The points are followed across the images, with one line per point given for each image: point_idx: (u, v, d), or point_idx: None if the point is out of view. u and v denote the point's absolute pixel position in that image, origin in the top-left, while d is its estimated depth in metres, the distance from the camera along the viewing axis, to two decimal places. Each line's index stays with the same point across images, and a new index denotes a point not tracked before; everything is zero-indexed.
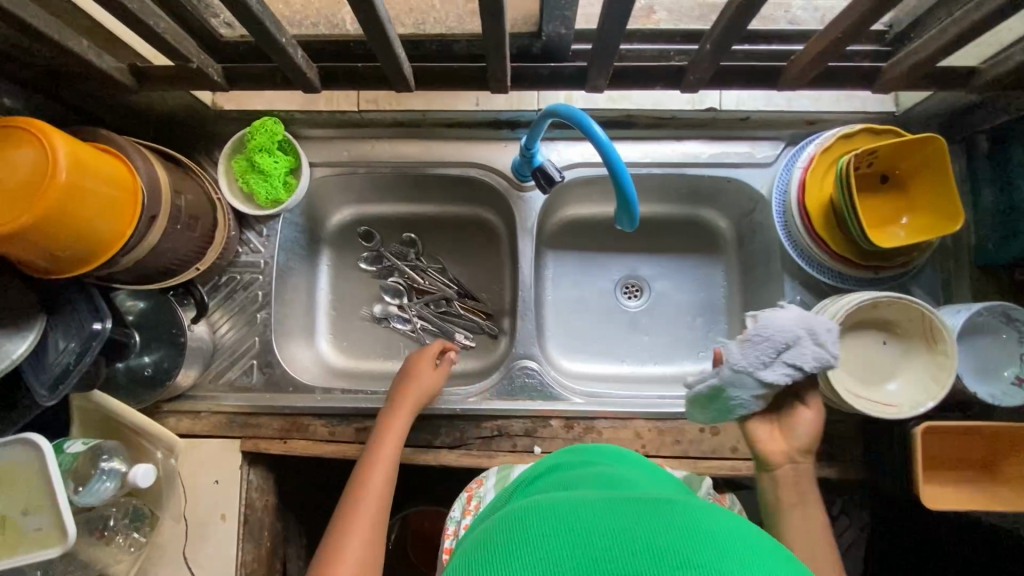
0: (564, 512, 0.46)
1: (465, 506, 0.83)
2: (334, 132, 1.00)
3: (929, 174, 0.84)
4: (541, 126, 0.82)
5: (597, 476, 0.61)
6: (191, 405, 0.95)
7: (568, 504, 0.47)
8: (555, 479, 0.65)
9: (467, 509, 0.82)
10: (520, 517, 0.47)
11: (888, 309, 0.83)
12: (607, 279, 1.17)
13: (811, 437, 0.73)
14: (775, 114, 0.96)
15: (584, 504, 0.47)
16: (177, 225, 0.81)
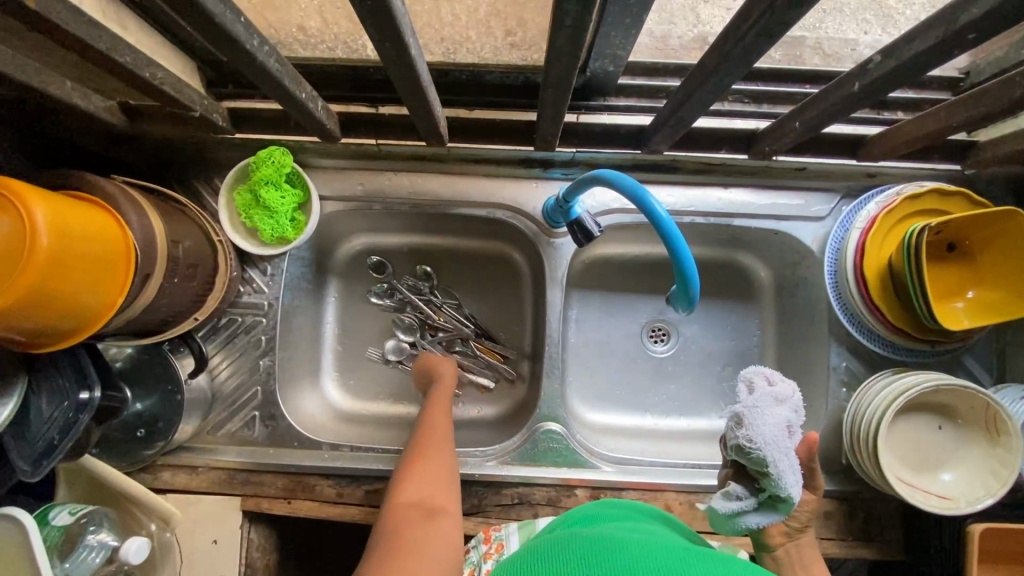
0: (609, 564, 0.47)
1: (483, 550, 0.79)
2: (347, 162, 0.90)
3: (1005, 247, 0.77)
4: (584, 183, 0.74)
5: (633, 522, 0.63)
6: (187, 458, 0.87)
7: (610, 539, 0.52)
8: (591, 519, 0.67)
9: (487, 554, 0.78)
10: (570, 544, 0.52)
11: (948, 394, 0.77)
12: (634, 322, 1.10)
13: (806, 515, 0.73)
14: (834, 166, 0.87)
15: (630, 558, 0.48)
16: (175, 277, 0.73)
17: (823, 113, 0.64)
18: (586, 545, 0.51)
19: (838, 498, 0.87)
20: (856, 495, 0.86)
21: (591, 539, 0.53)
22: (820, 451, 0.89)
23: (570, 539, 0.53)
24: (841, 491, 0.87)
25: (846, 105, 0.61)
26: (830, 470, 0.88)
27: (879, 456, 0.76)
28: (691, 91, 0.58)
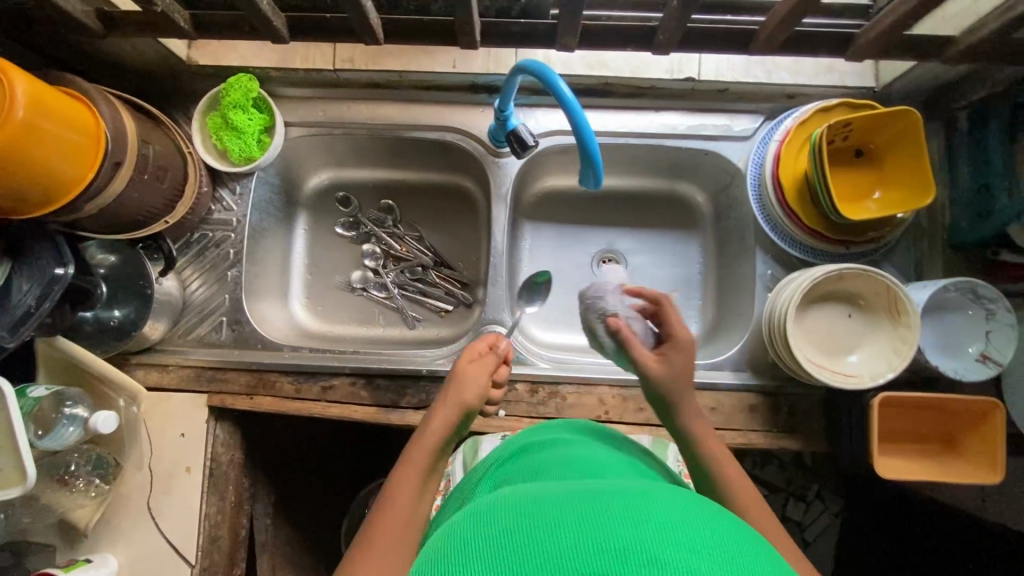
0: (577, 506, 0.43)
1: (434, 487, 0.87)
2: (310, 91, 0.99)
3: (903, 148, 0.84)
4: (511, 86, 0.80)
5: (569, 459, 0.62)
6: (159, 358, 0.95)
7: (537, 500, 0.45)
8: (532, 458, 0.65)
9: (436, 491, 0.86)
10: (496, 511, 0.45)
11: (854, 280, 0.83)
12: (584, 252, 1.15)
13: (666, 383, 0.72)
14: (754, 85, 0.94)
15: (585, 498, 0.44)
16: (143, 174, 0.81)
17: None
18: (506, 514, 0.44)
19: (763, 393, 0.92)
20: (780, 389, 0.92)
21: (516, 503, 0.45)
22: (748, 352, 0.94)
23: (498, 506, 0.46)
24: (766, 385, 0.92)
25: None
26: (756, 367, 0.94)
27: (790, 340, 0.81)
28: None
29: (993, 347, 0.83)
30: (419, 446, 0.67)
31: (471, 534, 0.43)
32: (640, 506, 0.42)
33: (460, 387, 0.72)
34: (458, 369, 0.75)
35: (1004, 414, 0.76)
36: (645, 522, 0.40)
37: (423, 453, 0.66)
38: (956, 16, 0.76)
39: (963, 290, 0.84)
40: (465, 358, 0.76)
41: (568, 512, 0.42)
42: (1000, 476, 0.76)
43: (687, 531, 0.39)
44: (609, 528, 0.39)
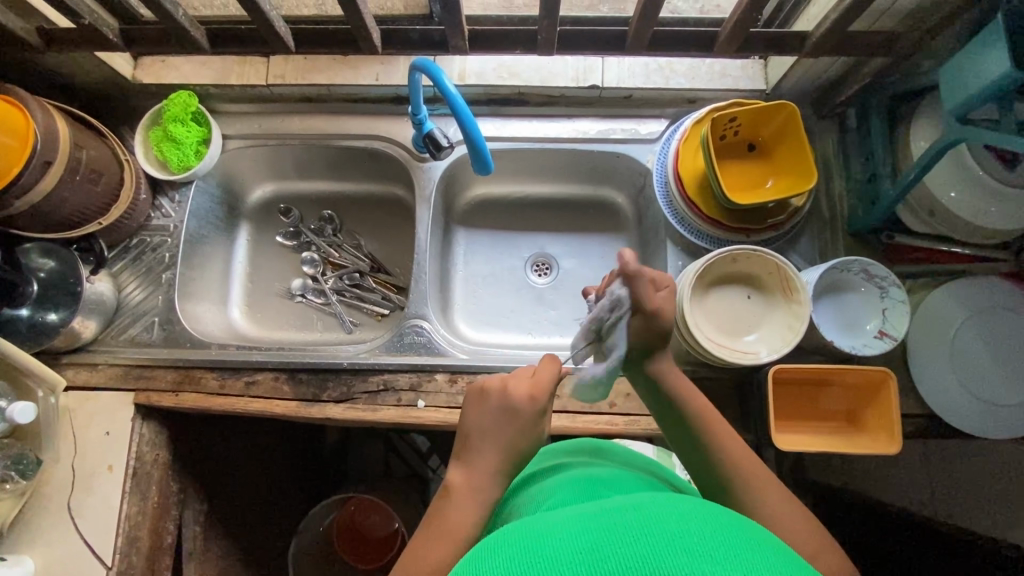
0: (588, 526, 0.43)
1: None
2: (248, 107, 1.08)
3: (788, 140, 0.90)
4: (417, 91, 0.86)
5: (581, 483, 0.60)
6: (89, 357, 0.98)
7: (538, 530, 0.44)
8: (542, 486, 0.63)
9: None
10: (497, 540, 0.45)
11: (747, 262, 0.87)
12: (517, 257, 1.19)
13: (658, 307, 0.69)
14: (653, 91, 1.02)
15: (588, 517, 0.44)
16: (76, 176, 0.87)
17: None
18: (510, 541, 0.44)
19: None
20: (695, 375, 0.94)
21: (516, 530, 0.46)
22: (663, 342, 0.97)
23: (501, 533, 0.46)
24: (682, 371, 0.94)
25: None
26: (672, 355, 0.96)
27: (689, 321, 0.84)
28: None
29: (890, 324, 0.86)
30: (462, 513, 0.59)
31: (474, 563, 0.43)
32: (638, 521, 0.42)
33: (517, 457, 0.63)
34: (524, 434, 0.63)
35: (895, 382, 0.77)
36: (644, 538, 0.40)
37: (467, 515, 0.59)
38: (812, 16, 0.84)
39: (855, 269, 0.87)
40: (533, 424, 0.64)
41: (567, 538, 0.42)
42: (898, 446, 0.77)
43: (685, 540, 0.40)
44: (607, 549, 0.40)
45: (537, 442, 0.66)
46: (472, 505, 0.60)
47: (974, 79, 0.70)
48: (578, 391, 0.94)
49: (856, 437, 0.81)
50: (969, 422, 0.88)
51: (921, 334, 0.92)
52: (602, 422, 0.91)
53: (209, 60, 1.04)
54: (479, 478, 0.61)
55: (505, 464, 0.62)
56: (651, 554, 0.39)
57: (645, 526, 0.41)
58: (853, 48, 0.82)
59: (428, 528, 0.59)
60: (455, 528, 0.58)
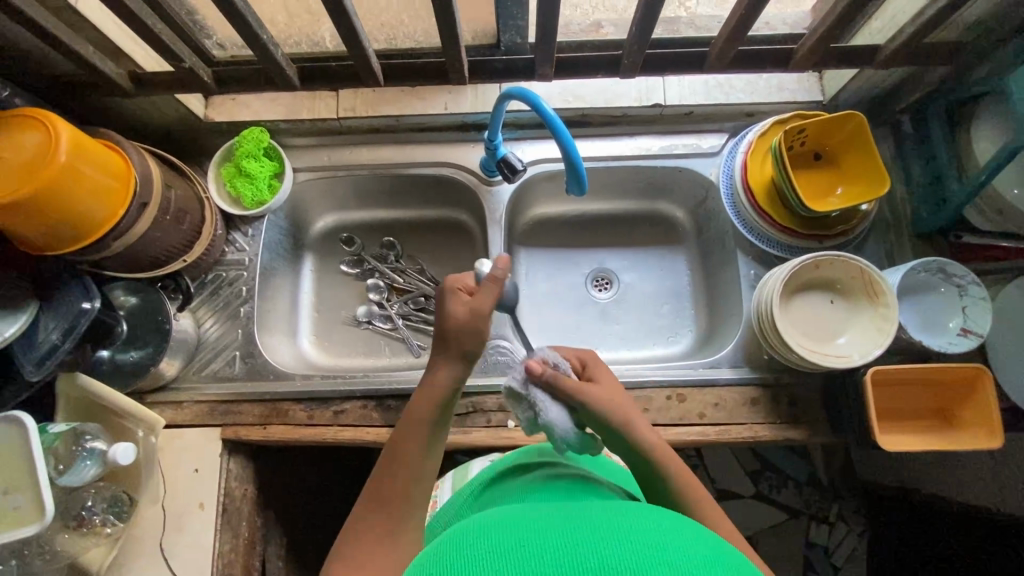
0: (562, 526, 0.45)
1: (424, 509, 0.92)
2: (315, 140, 1.10)
3: (856, 148, 0.93)
4: (498, 118, 0.89)
5: (546, 483, 0.63)
6: (174, 395, 0.98)
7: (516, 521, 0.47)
8: (506, 487, 0.67)
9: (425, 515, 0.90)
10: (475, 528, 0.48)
11: (831, 267, 0.89)
12: (578, 273, 1.20)
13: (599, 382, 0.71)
14: (715, 107, 1.05)
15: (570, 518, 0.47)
16: (166, 216, 0.88)
17: (645, 12, 0.72)
18: (487, 532, 0.46)
19: (763, 385, 0.95)
20: (779, 381, 0.95)
21: (495, 522, 0.48)
22: (743, 351, 0.98)
23: (479, 522, 0.48)
24: (765, 378, 0.95)
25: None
26: (753, 362, 0.97)
27: (779, 328, 0.85)
28: (542, 22, 0.73)
29: (973, 321, 0.88)
30: (412, 431, 0.63)
31: (450, 552, 0.45)
32: (617, 528, 0.44)
33: (452, 345, 0.67)
34: (452, 315, 0.68)
35: (992, 378, 0.78)
36: (618, 544, 0.42)
37: (418, 432, 0.64)
38: (877, 30, 0.87)
39: (932, 269, 0.89)
40: (458, 306, 0.68)
41: (545, 541, 0.43)
42: (1000, 440, 0.77)
43: (662, 550, 0.41)
44: (586, 551, 0.41)
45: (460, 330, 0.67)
46: (420, 423, 0.64)
47: None
48: (666, 404, 0.94)
49: (955, 435, 0.82)
50: None
51: (999, 330, 0.94)
52: (693, 433, 0.92)
53: (279, 96, 1.06)
54: (424, 388, 0.66)
55: (445, 368, 0.67)
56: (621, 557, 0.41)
57: (625, 541, 0.43)
58: (920, 58, 0.86)
59: (386, 459, 0.63)
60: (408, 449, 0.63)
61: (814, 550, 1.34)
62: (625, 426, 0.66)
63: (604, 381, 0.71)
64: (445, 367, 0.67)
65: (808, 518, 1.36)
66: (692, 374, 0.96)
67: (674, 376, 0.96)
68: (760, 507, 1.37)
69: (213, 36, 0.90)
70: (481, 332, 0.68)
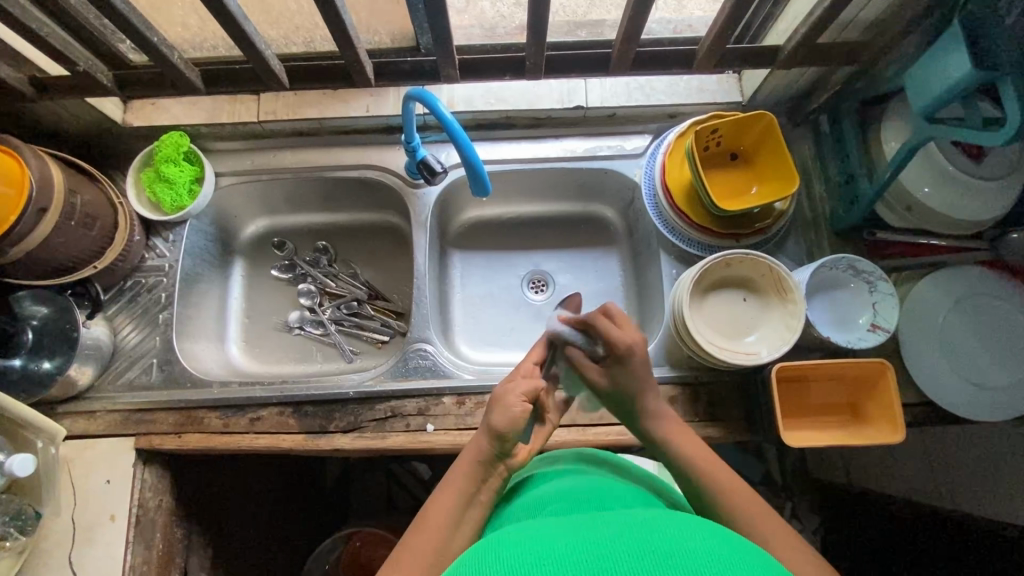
0: (590, 538, 0.44)
1: None
2: (239, 144, 1.09)
3: (768, 147, 0.94)
4: (410, 119, 0.90)
5: (563, 496, 0.61)
6: (87, 405, 0.96)
7: (541, 536, 0.46)
8: (523, 502, 0.65)
9: None
10: (499, 545, 0.46)
11: (741, 266, 0.90)
12: (513, 275, 1.19)
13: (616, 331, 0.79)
14: (636, 108, 1.06)
15: (593, 529, 0.46)
16: (70, 221, 0.87)
17: (534, 13, 0.73)
18: (511, 551, 0.44)
19: (682, 384, 0.95)
20: (698, 379, 0.95)
21: (515, 542, 0.46)
22: (665, 350, 0.98)
23: (496, 543, 0.47)
24: (685, 377, 0.95)
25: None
26: (674, 360, 0.97)
27: (690, 327, 0.86)
28: (435, 23, 0.74)
29: (880, 317, 0.89)
30: (445, 497, 0.65)
31: (479, 570, 0.43)
32: (627, 537, 0.44)
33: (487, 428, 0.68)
34: (507, 411, 0.68)
35: (895, 372, 0.79)
36: (639, 552, 0.41)
37: (451, 503, 0.65)
38: (781, 31, 0.89)
39: (842, 266, 0.91)
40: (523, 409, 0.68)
41: (572, 553, 0.42)
42: (902, 435, 0.78)
43: (679, 555, 0.41)
44: (605, 563, 0.41)
45: (503, 411, 0.68)
46: (457, 493, 0.65)
47: (937, 82, 0.75)
48: (586, 403, 0.95)
49: (862, 429, 0.83)
50: (951, 402, 0.92)
51: (908, 321, 0.96)
52: (613, 433, 0.92)
53: (200, 100, 1.06)
54: (455, 469, 0.68)
55: (482, 444, 0.68)
56: (648, 563, 0.40)
57: (648, 546, 0.42)
58: (821, 59, 0.88)
59: (418, 526, 0.63)
60: (440, 519, 0.63)
61: None
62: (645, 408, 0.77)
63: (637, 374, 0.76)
64: (485, 440, 0.68)
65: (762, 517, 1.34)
66: None
67: None
68: None
69: (125, 40, 0.89)
70: (517, 415, 0.67)
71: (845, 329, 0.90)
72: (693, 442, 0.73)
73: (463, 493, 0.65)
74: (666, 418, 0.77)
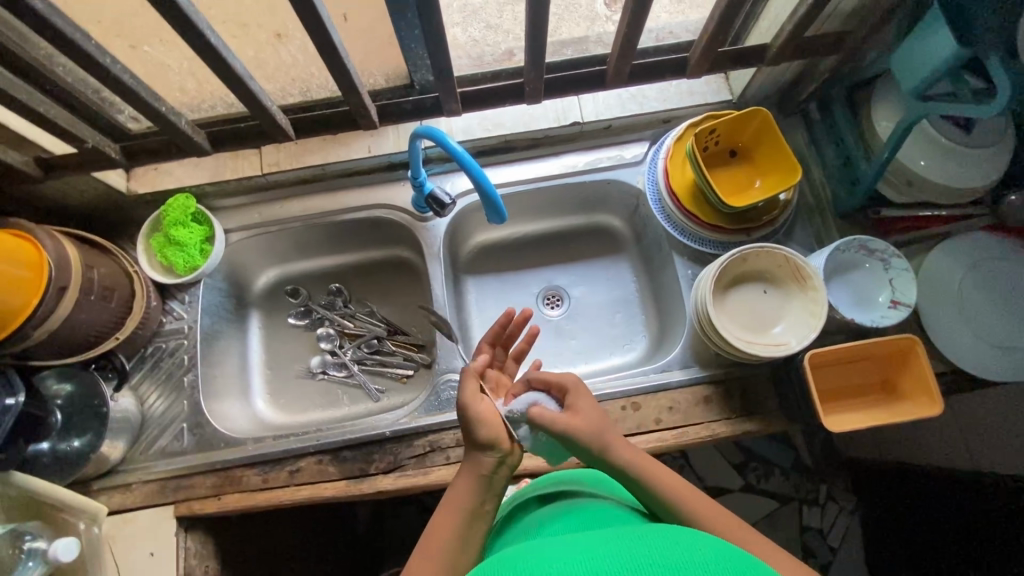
0: (589, 552, 0.45)
1: None
2: (244, 198, 1.10)
3: (765, 141, 0.96)
4: (417, 156, 0.91)
5: (565, 515, 0.62)
6: (121, 479, 0.95)
7: (541, 551, 0.47)
8: (523, 523, 0.65)
9: None
10: (500, 563, 0.47)
11: (758, 258, 0.91)
12: (528, 294, 1.20)
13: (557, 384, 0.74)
14: (631, 118, 1.08)
15: (594, 542, 0.46)
16: (91, 296, 0.86)
17: (532, 39, 0.75)
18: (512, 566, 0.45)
19: (714, 382, 0.96)
20: (729, 376, 0.96)
21: (516, 558, 0.47)
22: (692, 350, 0.98)
23: (493, 563, 0.47)
24: (715, 375, 0.96)
25: (536, 26, 0.73)
26: (702, 360, 0.98)
27: (718, 326, 0.86)
28: (436, 61, 0.77)
29: (900, 292, 0.90)
30: (446, 518, 0.62)
31: None
32: (627, 549, 0.44)
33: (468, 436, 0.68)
34: (477, 415, 0.67)
35: (924, 347, 0.80)
36: (638, 565, 0.42)
37: (455, 517, 0.63)
38: (764, 29, 0.92)
39: (854, 248, 0.92)
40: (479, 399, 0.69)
41: (571, 565, 0.43)
42: (941, 405, 0.79)
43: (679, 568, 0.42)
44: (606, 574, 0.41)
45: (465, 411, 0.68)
46: (458, 510, 0.63)
47: (924, 61, 0.78)
48: (622, 414, 0.95)
49: (899, 407, 0.83)
50: (982, 368, 0.92)
51: (927, 294, 0.98)
52: (653, 440, 0.93)
53: (201, 161, 1.07)
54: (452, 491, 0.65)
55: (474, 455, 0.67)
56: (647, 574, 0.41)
57: (646, 558, 0.43)
58: (806, 52, 0.90)
59: (424, 548, 0.61)
60: (444, 535, 0.61)
61: (810, 535, 1.30)
62: (607, 453, 0.67)
63: (585, 412, 0.69)
64: (477, 453, 0.67)
65: (800, 503, 1.32)
66: (644, 382, 0.97)
67: (627, 386, 0.96)
68: (752, 500, 1.33)
69: (124, 110, 0.90)
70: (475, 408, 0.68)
71: (870, 310, 0.91)
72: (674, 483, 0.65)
73: (466, 505, 0.63)
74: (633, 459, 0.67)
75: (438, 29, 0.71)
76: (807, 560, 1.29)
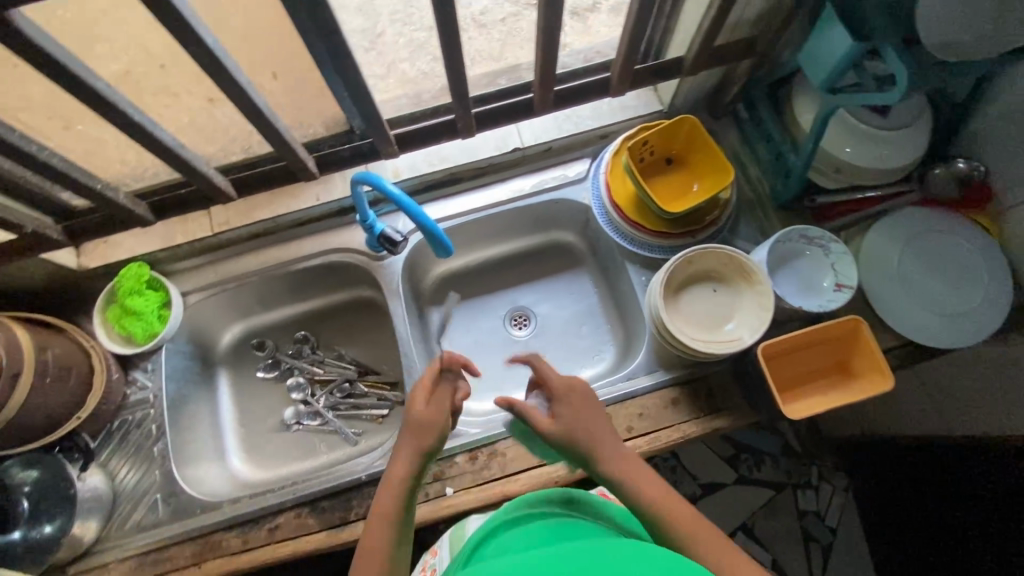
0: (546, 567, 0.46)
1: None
2: (199, 259, 1.10)
3: (697, 146, 1.00)
4: (362, 200, 0.93)
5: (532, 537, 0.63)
6: (99, 559, 0.93)
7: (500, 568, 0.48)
8: (490, 544, 0.66)
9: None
10: None
11: (703, 259, 0.94)
12: (495, 317, 1.22)
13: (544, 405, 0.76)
14: (569, 138, 1.12)
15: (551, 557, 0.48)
16: (46, 379, 0.86)
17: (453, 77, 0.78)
18: None
19: (679, 384, 0.98)
20: (693, 375, 0.98)
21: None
22: (655, 355, 1.00)
23: None
24: (680, 376, 0.98)
25: (452, 63, 0.76)
26: (666, 363, 1.00)
27: (671, 329, 0.89)
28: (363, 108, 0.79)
29: (842, 275, 0.93)
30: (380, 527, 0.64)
31: None
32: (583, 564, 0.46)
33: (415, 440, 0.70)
34: (424, 419, 0.71)
35: (868, 325, 0.84)
36: None
37: (386, 523, 0.65)
38: (678, 42, 0.97)
39: (794, 237, 0.96)
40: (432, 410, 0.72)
41: None
42: (891, 379, 0.81)
43: None
44: None
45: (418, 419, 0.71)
46: (390, 514, 0.66)
47: (827, 57, 0.83)
48: None
49: (854, 386, 0.86)
50: (932, 338, 0.96)
51: (870, 273, 1.01)
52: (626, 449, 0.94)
53: (151, 228, 1.07)
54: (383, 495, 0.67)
55: (408, 459, 0.69)
56: None
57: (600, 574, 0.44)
58: (720, 60, 0.95)
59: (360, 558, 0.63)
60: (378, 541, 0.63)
61: (808, 520, 1.32)
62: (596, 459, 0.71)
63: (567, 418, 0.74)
64: (412, 457, 0.69)
65: (793, 488, 1.34)
66: (611, 392, 0.98)
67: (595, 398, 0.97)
68: (746, 492, 1.34)
69: None
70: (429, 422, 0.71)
71: (818, 296, 0.94)
72: (658, 486, 0.68)
73: (396, 507, 0.66)
74: (624, 463, 0.70)
75: (358, 78, 0.74)
76: (811, 545, 1.31)
